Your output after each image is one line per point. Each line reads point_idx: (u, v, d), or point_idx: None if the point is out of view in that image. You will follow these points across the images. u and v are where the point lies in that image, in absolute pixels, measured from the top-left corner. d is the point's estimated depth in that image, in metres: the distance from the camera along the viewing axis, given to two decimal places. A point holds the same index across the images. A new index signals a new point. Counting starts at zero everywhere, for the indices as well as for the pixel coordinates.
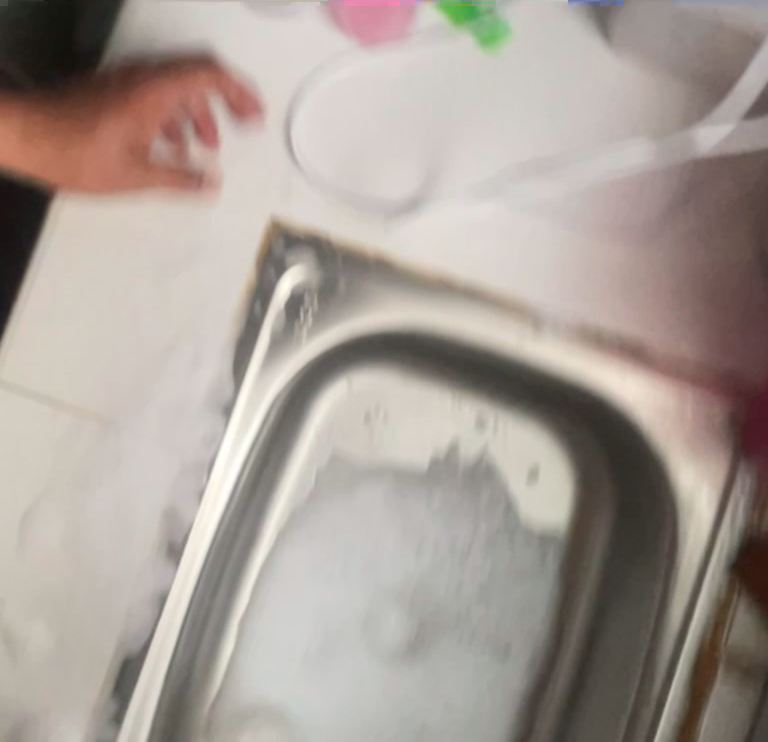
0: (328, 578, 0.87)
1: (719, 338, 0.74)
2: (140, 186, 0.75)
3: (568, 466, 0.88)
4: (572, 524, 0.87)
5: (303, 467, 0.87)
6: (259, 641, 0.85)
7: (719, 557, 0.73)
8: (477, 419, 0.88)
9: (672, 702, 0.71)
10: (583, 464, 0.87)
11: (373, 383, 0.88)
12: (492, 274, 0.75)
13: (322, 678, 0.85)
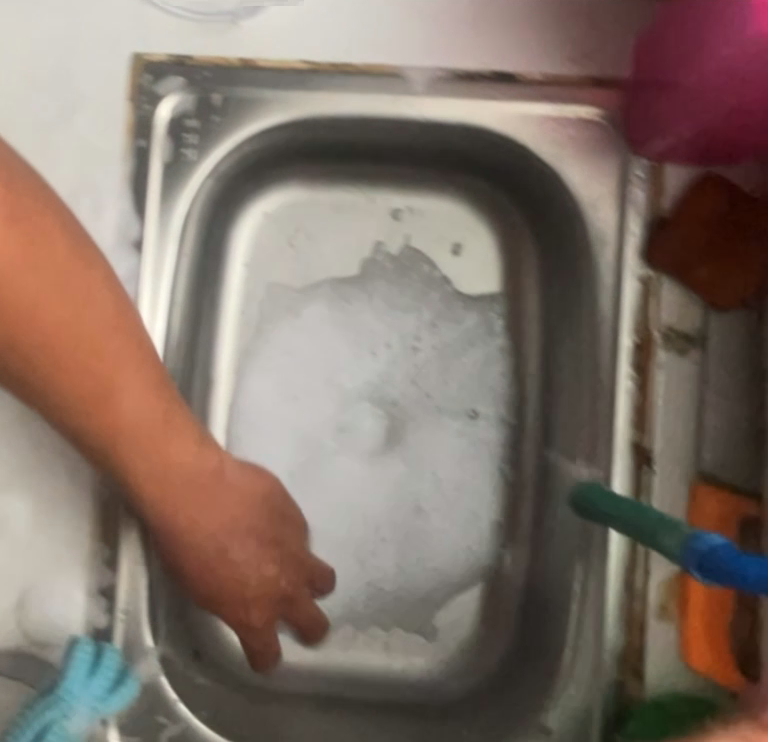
0: (294, 395, 0.89)
1: (590, 48, 0.75)
2: (208, 484, 0.72)
3: (489, 230, 0.89)
4: (504, 279, 0.89)
5: (242, 301, 0.89)
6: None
7: (630, 248, 0.75)
8: (392, 213, 0.90)
9: (624, 391, 0.75)
10: (502, 223, 0.89)
11: (289, 201, 0.90)
12: (354, 50, 0.76)
13: (313, 488, 0.88)
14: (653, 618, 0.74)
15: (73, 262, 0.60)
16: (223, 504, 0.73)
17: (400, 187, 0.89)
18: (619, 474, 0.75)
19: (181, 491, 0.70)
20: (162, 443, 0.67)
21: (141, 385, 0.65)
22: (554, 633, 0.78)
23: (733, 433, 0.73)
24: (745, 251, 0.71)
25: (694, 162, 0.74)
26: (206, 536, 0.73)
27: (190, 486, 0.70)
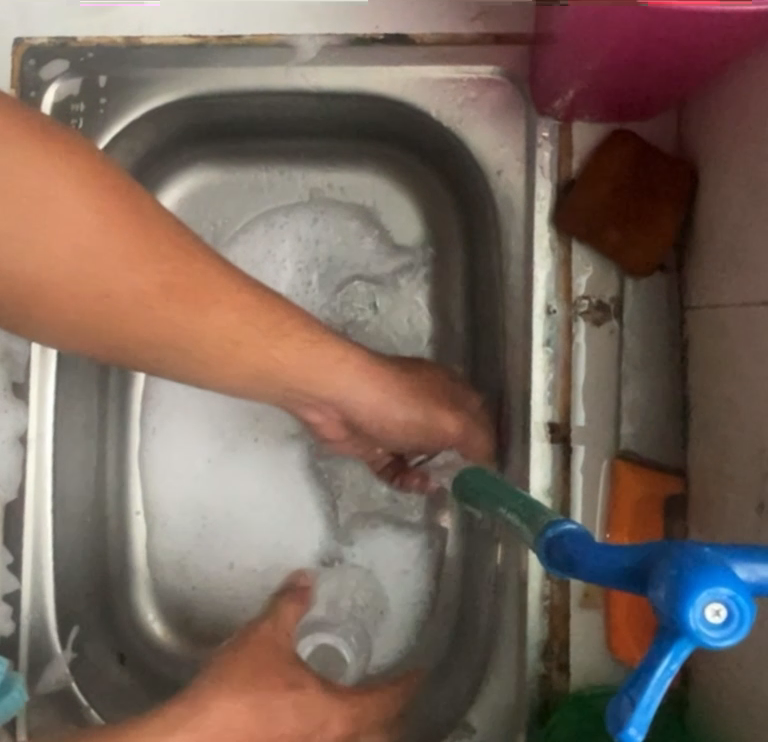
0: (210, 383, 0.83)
1: (488, 5, 0.69)
2: (263, 339, 0.60)
3: (413, 207, 0.82)
4: (430, 259, 0.82)
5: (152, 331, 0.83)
6: (156, 465, 0.83)
7: (539, 213, 0.70)
8: (310, 192, 0.83)
9: (541, 365, 0.70)
10: (426, 200, 0.81)
11: (199, 181, 0.83)
12: (241, 22, 0.71)
13: (225, 483, 0.82)
14: (577, 607, 0.69)
15: (68, 177, 0.52)
16: (282, 342, 0.61)
17: (319, 162, 0.83)
18: (537, 469, 0.70)
19: (224, 350, 0.59)
20: (158, 313, 0.56)
21: (170, 303, 0.56)
22: (477, 641, 0.73)
23: (654, 406, 0.69)
24: (657, 211, 0.66)
25: (601, 118, 0.69)
26: (274, 366, 0.62)
27: (231, 345, 0.59)
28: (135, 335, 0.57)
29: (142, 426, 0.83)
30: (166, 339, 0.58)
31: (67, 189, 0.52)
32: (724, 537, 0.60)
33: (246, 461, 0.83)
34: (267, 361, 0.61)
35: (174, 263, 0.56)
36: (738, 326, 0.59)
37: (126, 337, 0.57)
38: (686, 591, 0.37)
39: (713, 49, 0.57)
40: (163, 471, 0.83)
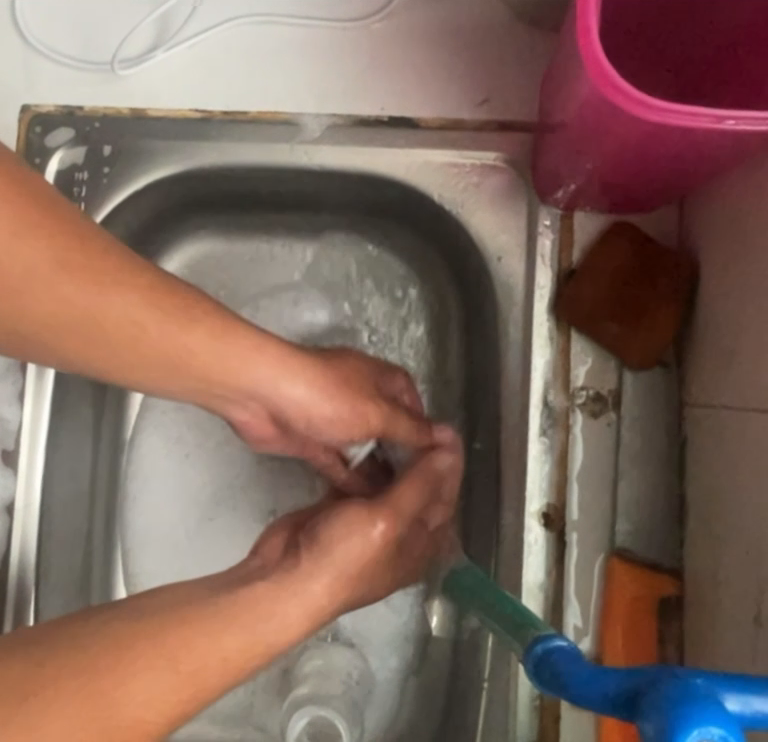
0: (185, 453, 0.82)
1: (495, 92, 0.70)
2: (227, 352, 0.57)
3: (414, 283, 0.81)
4: (428, 338, 0.80)
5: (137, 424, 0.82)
6: (136, 539, 0.81)
7: (539, 301, 0.69)
8: (311, 264, 0.82)
9: (537, 455, 0.68)
10: (425, 278, 0.80)
11: (198, 252, 0.82)
12: (247, 98, 0.72)
13: (207, 556, 0.80)
14: (568, 707, 0.66)
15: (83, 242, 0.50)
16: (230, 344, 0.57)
17: (319, 234, 0.82)
18: (530, 562, 0.68)
19: (177, 348, 0.55)
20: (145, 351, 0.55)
21: (110, 296, 0.52)
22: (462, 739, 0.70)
23: (650, 501, 0.67)
24: (658, 304, 0.66)
25: (604, 208, 0.69)
26: (239, 365, 0.58)
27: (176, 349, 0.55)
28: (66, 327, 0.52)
29: (121, 499, 0.81)
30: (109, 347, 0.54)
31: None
32: (721, 642, 0.58)
33: (224, 531, 0.80)
34: (227, 355, 0.57)
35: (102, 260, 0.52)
36: (737, 426, 0.58)
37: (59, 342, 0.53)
38: (676, 727, 0.36)
39: (716, 152, 0.57)
40: (144, 545, 0.80)
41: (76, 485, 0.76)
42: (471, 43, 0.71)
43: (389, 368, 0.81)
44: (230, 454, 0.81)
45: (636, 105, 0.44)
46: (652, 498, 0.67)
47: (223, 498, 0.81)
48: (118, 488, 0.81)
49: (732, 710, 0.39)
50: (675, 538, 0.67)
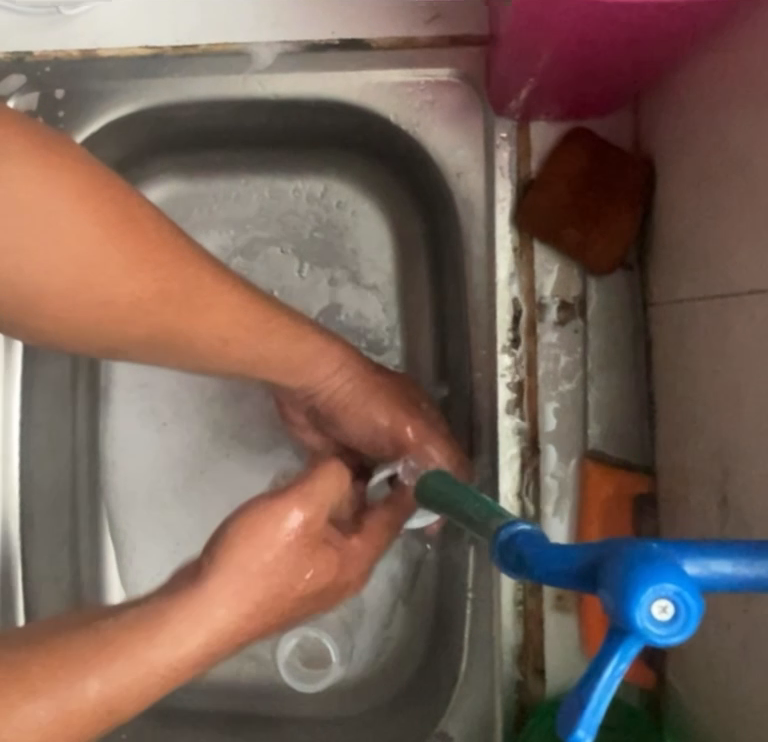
0: (162, 421, 0.81)
1: (444, 6, 0.69)
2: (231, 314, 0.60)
3: (381, 217, 0.81)
4: (398, 274, 0.80)
5: (110, 375, 0.81)
6: (122, 489, 0.81)
7: (501, 214, 0.70)
8: (279, 201, 0.82)
9: (506, 365, 0.69)
10: (393, 211, 0.80)
11: (162, 196, 0.82)
12: (197, 31, 0.71)
13: (193, 507, 0.80)
14: (551, 609, 0.68)
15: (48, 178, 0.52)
16: (238, 312, 0.60)
17: (283, 170, 0.82)
18: (505, 470, 0.69)
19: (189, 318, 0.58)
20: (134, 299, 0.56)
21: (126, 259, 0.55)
22: (450, 649, 0.71)
23: (620, 404, 0.68)
24: (617, 208, 0.66)
25: (558, 115, 0.69)
26: (236, 337, 0.60)
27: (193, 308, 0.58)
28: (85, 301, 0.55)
29: (102, 464, 0.81)
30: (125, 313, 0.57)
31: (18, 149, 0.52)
32: (693, 530, 0.59)
33: (210, 482, 0.80)
34: (230, 323, 0.60)
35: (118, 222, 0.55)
36: (700, 319, 0.59)
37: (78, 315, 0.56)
38: (633, 591, 0.37)
39: (661, 41, 0.57)
40: (129, 504, 0.80)
41: (57, 432, 0.76)
42: None
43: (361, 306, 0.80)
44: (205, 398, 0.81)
45: None
46: (622, 400, 0.68)
47: (206, 451, 0.81)
48: (98, 454, 0.80)
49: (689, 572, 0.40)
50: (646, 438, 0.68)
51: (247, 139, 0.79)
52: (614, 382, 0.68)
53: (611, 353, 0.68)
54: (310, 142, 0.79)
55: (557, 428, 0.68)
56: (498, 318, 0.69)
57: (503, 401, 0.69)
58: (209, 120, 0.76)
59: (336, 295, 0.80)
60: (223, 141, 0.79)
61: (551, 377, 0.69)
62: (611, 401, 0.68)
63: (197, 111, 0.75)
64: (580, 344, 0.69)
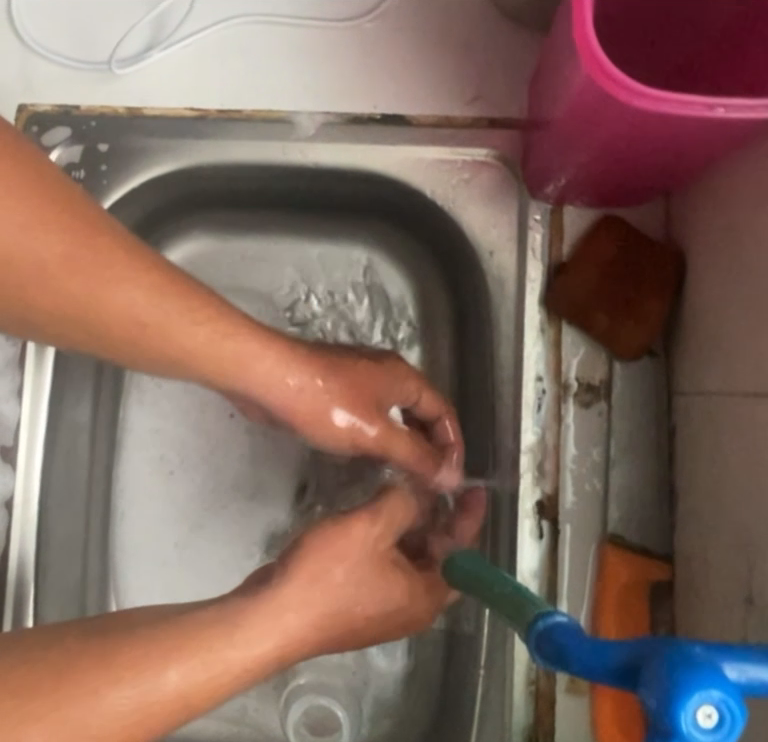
0: (169, 470, 0.81)
1: (485, 88, 0.72)
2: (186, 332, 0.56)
3: (405, 282, 0.82)
4: (417, 346, 0.81)
5: (123, 426, 0.81)
6: (131, 543, 0.80)
7: (530, 294, 0.71)
8: (306, 266, 0.82)
9: (529, 445, 0.70)
10: (418, 277, 0.81)
11: (193, 251, 0.82)
12: (242, 97, 0.73)
13: (202, 563, 0.80)
14: (564, 691, 0.68)
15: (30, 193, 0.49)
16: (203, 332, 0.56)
17: (312, 235, 0.82)
18: (527, 550, 0.69)
19: (174, 331, 0.56)
20: (108, 291, 0.53)
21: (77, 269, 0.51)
22: (457, 723, 0.71)
23: (641, 488, 0.69)
24: (646, 295, 0.68)
25: (591, 202, 0.71)
26: (198, 355, 0.57)
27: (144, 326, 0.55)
28: (63, 314, 0.53)
29: (111, 514, 0.80)
30: (70, 326, 0.54)
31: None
32: (714, 620, 0.60)
33: (218, 537, 0.80)
34: (186, 345, 0.56)
35: (77, 233, 0.51)
36: (726, 411, 0.60)
37: (20, 324, 0.54)
38: (678, 694, 0.37)
39: (702, 144, 0.59)
40: (138, 558, 0.80)
41: (74, 482, 0.76)
42: (461, 42, 0.72)
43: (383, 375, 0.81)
44: (222, 454, 0.81)
45: (636, 96, 0.47)
46: (643, 484, 0.69)
47: (217, 504, 0.80)
48: (110, 503, 0.80)
49: (731, 677, 0.40)
50: (664, 523, 0.68)
51: (281, 202, 0.80)
52: (635, 465, 0.69)
53: (631, 437, 0.69)
54: (342, 209, 0.80)
55: (576, 509, 0.69)
56: (524, 402, 0.70)
57: (525, 482, 0.70)
58: (244, 185, 0.77)
59: None
60: (257, 203, 0.80)
61: (572, 459, 0.69)
62: (632, 487, 0.69)
63: (236, 173, 0.75)
64: (604, 428, 0.69)
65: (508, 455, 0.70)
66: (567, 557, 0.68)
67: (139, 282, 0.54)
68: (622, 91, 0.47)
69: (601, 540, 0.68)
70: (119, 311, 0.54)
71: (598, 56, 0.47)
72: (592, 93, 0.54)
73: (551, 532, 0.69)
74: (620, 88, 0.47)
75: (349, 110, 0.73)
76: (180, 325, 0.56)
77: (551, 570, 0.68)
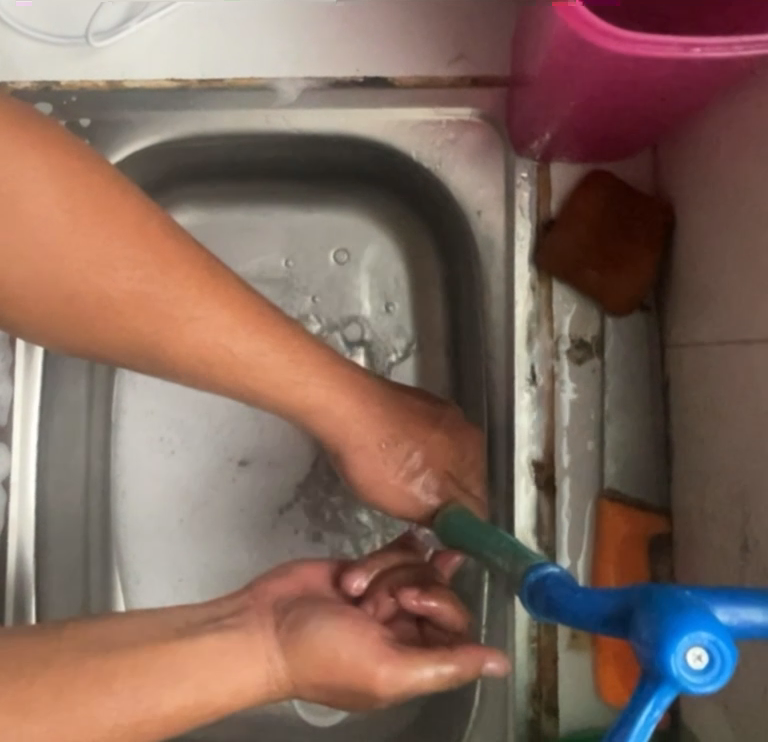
0: (161, 437, 0.81)
1: (467, 46, 0.70)
2: (247, 344, 0.56)
3: (394, 247, 0.81)
4: (411, 311, 0.81)
5: (117, 402, 0.81)
6: (133, 519, 0.80)
7: (520, 253, 0.70)
8: (295, 235, 0.82)
9: (525, 404, 0.70)
10: (409, 242, 0.81)
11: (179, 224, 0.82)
12: (219, 65, 0.71)
13: (204, 536, 0.80)
14: (565, 648, 0.68)
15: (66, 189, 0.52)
16: (258, 348, 0.56)
17: (299, 204, 0.82)
18: (527, 511, 0.69)
19: (195, 347, 0.55)
20: (140, 287, 0.53)
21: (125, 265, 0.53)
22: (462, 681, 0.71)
23: (637, 444, 0.69)
24: (635, 250, 0.67)
25: (578, 158, 0.70)
26: (235, 361, 0.56)
27: (183, 335, 0.55)
28: (94, 318, 0.54)
29: (112, 491, 0.80)
30: (107, 329, 0.55)
31: (28, 168, 0.51)
32: (711, 570, 0.60)
33: (219, 510, 0.80)
34: (222, 347, 0.56)
35: (122, 231, 0.53)
36: (719, 361, 0.59)
37: (54, 331, 0.55)
38: (668, 638, 0.37)
39: (686, 92, 0.58)
40: (140, 535, 0.80)
41: (73, 460, 0.76)
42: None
43: (364, 351, 0.80)
44: (216, 425, 0.81)
45: (611, 40, 0.46)
46: (639, 440, 0.69)
47: (217, 477, 0.81)
48: (109, 479, 0.80)
49: (722, 620, 0.40)
50: (661, 477, 0.68)
51: (267, 172, 0.79)
52: (630, 421, 0.69)
53: (625, 391, 0.69)
54: (328, 177, 0.80)
55: (574, 468, 0.69)
56: (518, 362, 0.70)
57: (522, 441, 0.70)
58: (229, 155, 0.77)
59: (356, 335, 0.80)
60: (243, 174, 0.80)
61: (567, 416, 0.69)
62: (629, 443, 0.69)
63: (221, 143, 0.75)
64: (598, 384, 0.69)
65: (503, 415, 0.70)
66: (566, 514, 0.68)
67: (170, 278, 0.54)
68: (600, 39, 0.46)
69: (599, 497, 0.68)
70: (147, 316, 0.54)
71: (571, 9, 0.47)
72: (569, 45, 0.54)
73: (550, 491, 0.69)
74: (598, 36, 0.46)
75: (329, 74, 0.71)
76: (206, 327, 0.55)
77: (551, 529, 0.68)
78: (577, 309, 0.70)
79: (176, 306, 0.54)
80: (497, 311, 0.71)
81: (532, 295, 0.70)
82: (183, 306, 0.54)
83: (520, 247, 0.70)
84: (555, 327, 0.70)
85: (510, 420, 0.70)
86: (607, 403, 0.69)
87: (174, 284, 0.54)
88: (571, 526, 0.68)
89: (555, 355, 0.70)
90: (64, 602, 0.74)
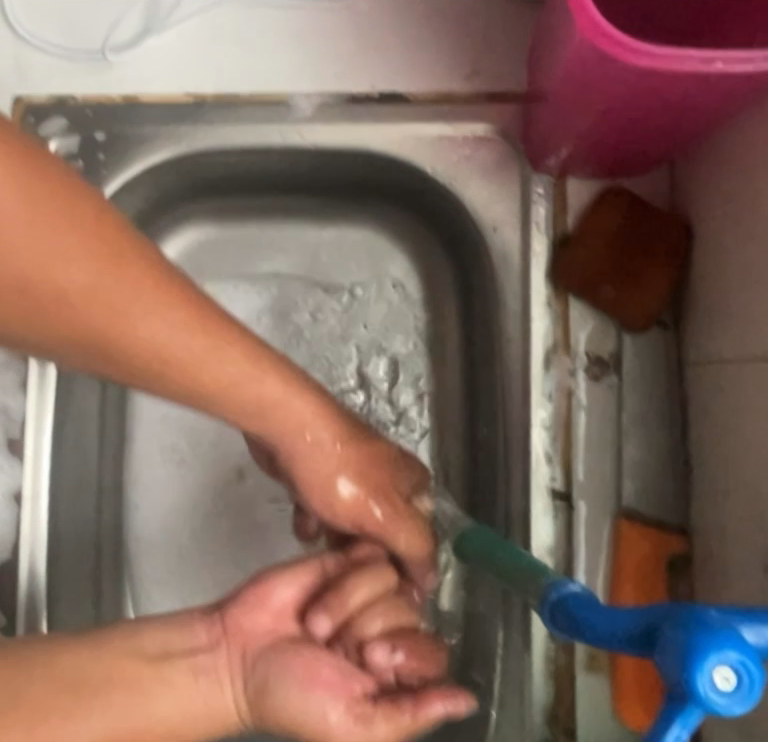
0: (172, 452, 0.80)
1: (483, 63, 0.71)
2: (235, 364, 0.56)
3: (408, 263, 0.81)
4: (425, 327, 0.80)
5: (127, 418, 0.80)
6: (143, 533, 0.79)
7: (537, 268, 0.70)
8: (308, 250, 0.82)
9: (541, 421, 0.69)
10: (423, 258, 0.80)
11: (193, 239, 0.82)
12: (238, 79, 0.72)
13: (214, 553, 0.79)
14: (584, 670, 0.67)
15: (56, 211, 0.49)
16: (239, 370, 0.56)
17: (313, 219, 0.82)
18: (544, 528, 0.68)
19: (184, 370, 0.55)
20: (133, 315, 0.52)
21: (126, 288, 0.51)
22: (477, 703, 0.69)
23: (654, 461, 0.68)
24: (653, 266, 0.66)
25: (594, 173, 0.70)
26: (225, 382, 0.56)
27: (177, 359, 0.54)
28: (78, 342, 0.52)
29: (122, 505, 0.79)
30: (89, 351, 0.53)
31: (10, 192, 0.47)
32: (732, 589, 0.59)
33: (230, 526, 0.80)
34: (215, 370, 0.55)
35: (110, 258, 0.51)
36: (739, 376, 0.59)
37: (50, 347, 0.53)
38: (694, 658, 0.36)
39: (706, 106, 0.58)
40: (150, 550, 0.79)
41: (85, 473, 0.75)
42: (457, 16, 0.71)
43: (377, 367, 0.80)
44: (226, 441, 0.81)
45: (634, 56, 0.46)
46: (657, 457, 0.68)
47: (229, 493, 0.80)
48: (120, 493, 0.79)
49: (749, 641, 0.39)
50: (679, 496, 0.68)
51: (281, 187, 0.79)
52: (648, 438, 0.68)
53: (643, 408, 0.69)
54: (341, 193, 0.79)
55: (591, 485, 0.68)
56: (534, 379, 0.69)
57: (539, 459, 0.69)
58: (243, 170, 0.77)
59: (369, 351, 0.80)
60: (256, 190, 0.80)
61: (583, 433, 0.68)
62: (647, 460, 0.68)
63: (235, 157, 0.74)
64: (615, 401, 0.69)
65: (518, 432, 0.70)
66: (584, 533, 0.67)
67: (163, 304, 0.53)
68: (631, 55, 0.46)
69: (617, 514, 0.67)
70: (141, 341, 0.53)
71: (600, 27, 0.47)
72: (587, 65, 0.54)
73: (567, 508, 0.68)
74: (629, 50, 0.46)
75: (342, 87, 0.72)
76: (197, 351, 0.55)
77: (568, 547, 0.68)
78: (593, 324, 0.70)
79: (168, 333, 0.53)
80: (512, 326, 0.70)
81: (548, 310, 0.70)
82: (176, 334, 0.54)
83: (538, 262, 0.70)
84: (572, 343, 0.69)
85: (527, 437, 0.69)
86: (624, 420, 0.68)
87: (166, 312, 0.53)
88: (588, 544, 0.67)
89: (571, 371, 0.69)
90: (73, 616, 0.72)
